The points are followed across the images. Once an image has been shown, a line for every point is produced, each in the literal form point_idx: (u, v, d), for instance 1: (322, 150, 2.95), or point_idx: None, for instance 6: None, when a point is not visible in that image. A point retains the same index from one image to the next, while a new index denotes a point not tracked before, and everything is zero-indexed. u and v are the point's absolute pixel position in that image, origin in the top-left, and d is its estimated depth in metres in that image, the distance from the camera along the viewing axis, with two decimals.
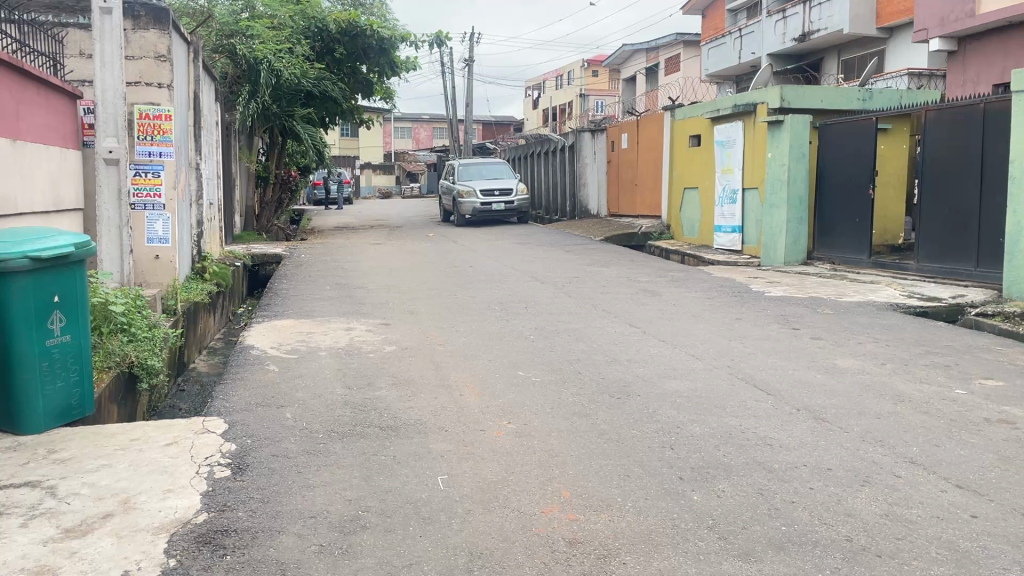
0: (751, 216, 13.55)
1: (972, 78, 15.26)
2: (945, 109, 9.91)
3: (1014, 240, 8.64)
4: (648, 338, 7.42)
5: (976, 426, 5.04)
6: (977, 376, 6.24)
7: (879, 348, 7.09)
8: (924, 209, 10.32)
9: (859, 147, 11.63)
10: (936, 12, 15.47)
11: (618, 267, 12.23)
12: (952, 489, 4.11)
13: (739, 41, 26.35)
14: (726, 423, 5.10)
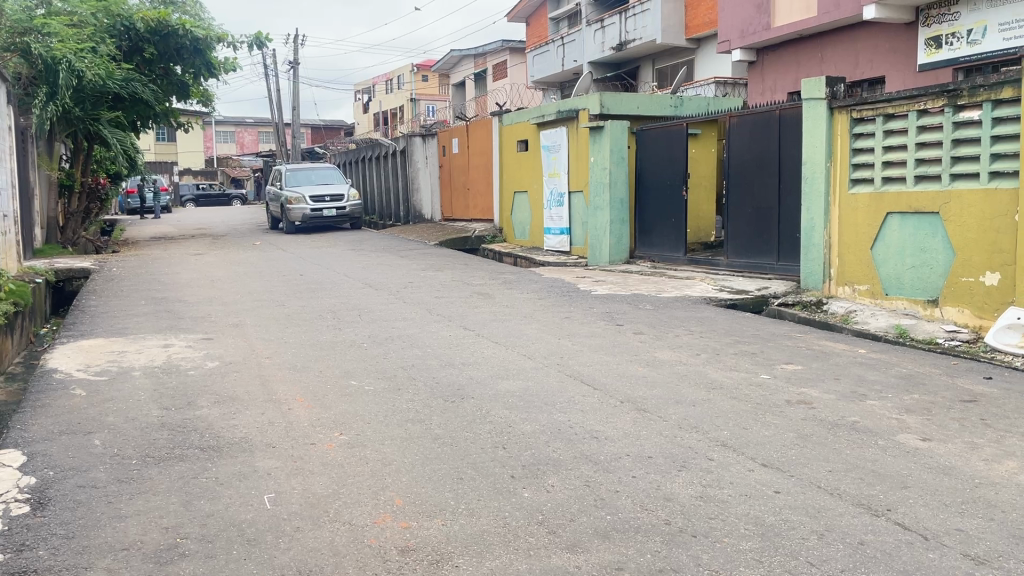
0: (577, 218, 14.06)
1: (770, 87, 16.54)
2: (746, 116, 10.72)
3: (809, 234, 9.42)
4: (481, 340, 7.51)
5: (779, 408, 5.48)
6: (780, 361, 6.78)
7: (693, 340, 7.56)
8: (732, 208, 11.10)
9: (671, 151, 12.32)
10: (736, 25, 16.66)
11: (451, 271, 12.30)
12: (758, 467, 4.44)
13: (561, 49, 27.23)
14: (555, 419, 5.25)
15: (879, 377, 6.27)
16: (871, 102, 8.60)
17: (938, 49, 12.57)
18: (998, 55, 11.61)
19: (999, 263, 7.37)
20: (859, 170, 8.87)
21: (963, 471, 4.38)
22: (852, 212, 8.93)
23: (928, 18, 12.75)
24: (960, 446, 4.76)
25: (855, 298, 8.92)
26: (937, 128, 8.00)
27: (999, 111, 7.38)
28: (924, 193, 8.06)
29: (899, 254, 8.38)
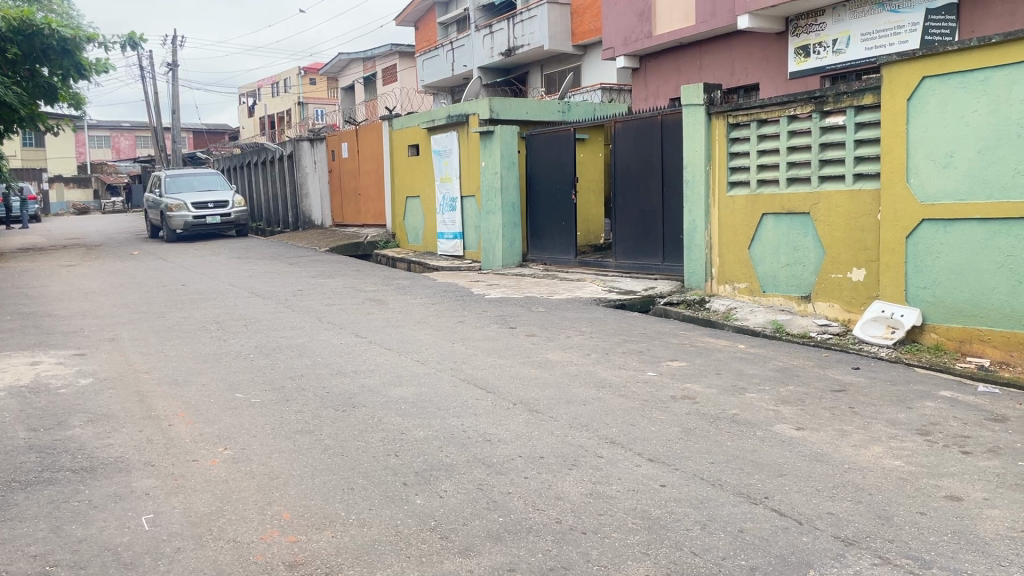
0: (470, 222, 14.11)
1: (653, 94, 17.05)
2: (631, 121, 11.03)
3: (691, 235, 9.76)
4: (373, 347, 7.42)
5: (665, 404, 5.66)
6: (665, 358, 7.00)
7: (584, 340, 7.72)
8: (619, 211, 11.39)
9: (560, 155, 12.52)
10: (620, 32, 17.11)
11: (342, 278, 12.11)
12: (645, 462, 4.57)
13: (451, 54, 27.24)
14: (448, 424, 5.25)
15: (758, 371, 6.57)
16: (746, 108, 9.00)
17: (806, 57, 13.27)
18: (861, 64, 12.36)
19: (864, 259, 7.84)
20: (736, 172, 9.27)
21: (833, 457, 4.65)
22: (730, 213, 9.31)
23: (798, 28, 13.44)
24: (831, 433, 5.04)
25: (735, 296, 9.31)
26: (807, 132, 8.45)
27: (861, 117, 7.85)
28: (796, 194, 8.49)
29: (774, 253, 8.80)
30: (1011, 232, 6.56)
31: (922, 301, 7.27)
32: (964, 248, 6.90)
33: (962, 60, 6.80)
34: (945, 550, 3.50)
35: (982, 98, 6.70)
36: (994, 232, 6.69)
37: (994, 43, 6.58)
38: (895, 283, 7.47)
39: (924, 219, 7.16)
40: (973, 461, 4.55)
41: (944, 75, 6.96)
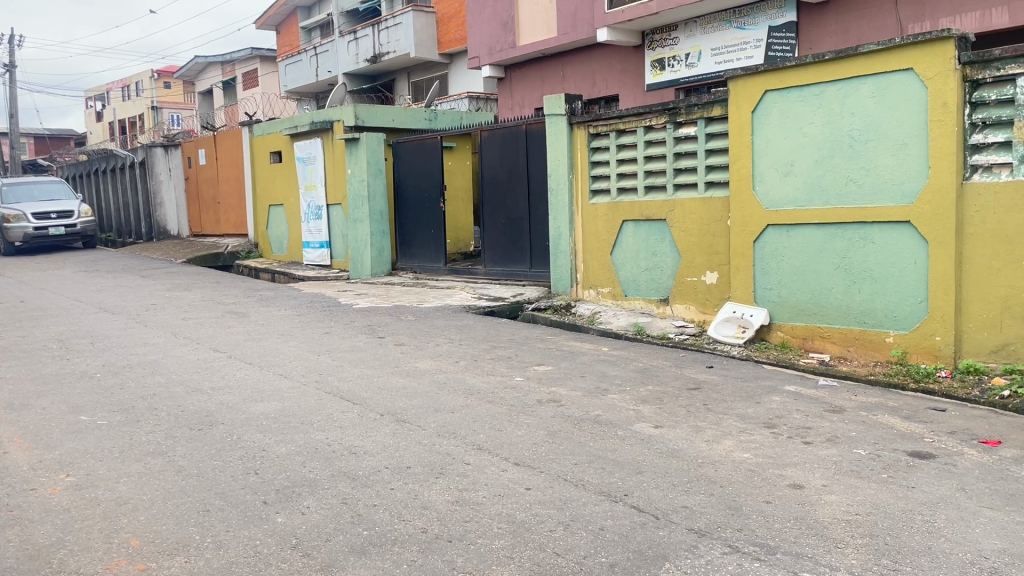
0: (337, 231, 13.88)
1: (519, 103, 17.31)
2: (496, 129, 11.16)
3: (556, 242, 9.98)
4: (233, 362, 7.15)
5: (531, 408, 5.75)
6: (532, 363, 7.11)
7: (453, 348, 7.73)
8: (486, 218, 11.50)
9: (427, 163, 12.50)
10: (484, 42, 17.28)
11: (201, 290, 11.61)
12: (511, 467, 4.63)
13: (315, 60, 26.72)
14: (312, 438, 5.12)
15: (619, 372, 6.79)
16: (605, 118, 9.29)
17: (662, 70, 13.84)
18: (711, 77, 13.02)
19: (716, 263, 8.25)
20: (598, 180, 9.56)
21: (688, 453, 4.86)
22: (592, 220, 9.58)
23: (653, 41, 13.98)
24: (686, 430, 5.27)
25: (599, 300, 9.58)
26: (661, 142, 8.81)
27: (711, 127, 8.27)
28: (653, 201, 8.83)
29: (634, 258, 9.12)
30: (846, 235, 7.06)
31: (769, 301, 7.73)
32: (805, 250, 7.38)
33: (799, 75, 7.28)
34: (788, 536, 3.72)
35: (818, 110, 7.19)
36: (830, 236, 7.18)
37: (826, 60, 7.06)
38: (744, 285, 7.91)
39: (770, 224, 7.62)
40: (813, 450, 4.87)
41: (784, 89, 7.43)
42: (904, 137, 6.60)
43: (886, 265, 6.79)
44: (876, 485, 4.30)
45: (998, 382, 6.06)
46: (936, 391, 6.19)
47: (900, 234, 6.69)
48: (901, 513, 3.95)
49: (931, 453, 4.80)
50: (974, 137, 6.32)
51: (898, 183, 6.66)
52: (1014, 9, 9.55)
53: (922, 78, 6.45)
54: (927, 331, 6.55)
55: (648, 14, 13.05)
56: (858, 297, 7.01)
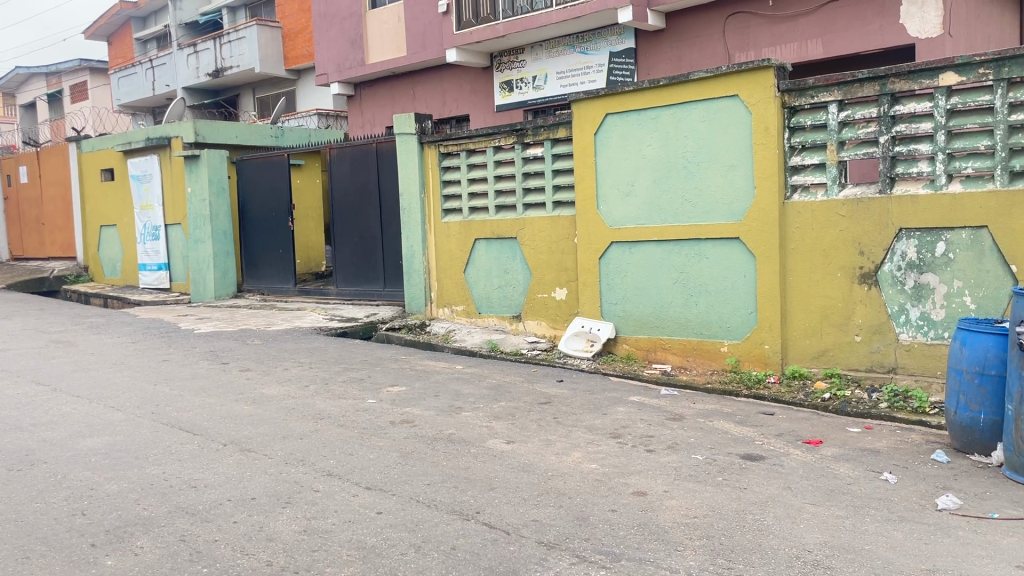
0: (177, 253, 13.21)
1: (369, 121, 17.12)
2: (345, 147, 11.01)
3: (409, 261, 9.96)
4: (58, 395, 6.63)
5: (383, 430, 5.68)
6: (385, 384, 7.02)
7: (302, 371, 7.51)
8: (337, 238, 11.30)
9: (273, 182, 12.14)
10: (333, 59, 17.03)
11: (23, 318, 10.72)
12: (362, 491, 4.55)
13: (152, 72, 25.43)
14: (148, 473, 4.83)
15: (472, 390, 6.81)
16: (455, 138, 9.37)
17: (510, 91, 14.14)
18: (557, 99, 13.44)
19: (565, 280, 8.47)
20: (449, 200, 9.62)
21: (538, 466, 4.95)
22: (445, 239, 9.62)
23: (501, 63, 14.25)
24: (537, 444, 5.37)
25: (453, 318, 9.61)
26: (510, 162, 8.96)
27: (557, 148, 8.50)
28: (503, 220, 8.97)
29: (486, 276, 9.23)
30: (684, 252, 7.44)
31: (615, 315, 8.02)
32: (647, 267, 7.72)
33: (637, 99, 7.63)
34: (632, 542, 3.86)
35: (655, 133, 7.55)
36: (669, 252, 7.54)
37: (661, 85, 7.44)
38: (591, 301, 8.16)
39: (614, 242, 7.92)
40: (656, 457, 5.08)
41: (624, 113, 7.76)
42: (732, 159, 7.05)
43: (720, 279, 7.21)
44: (712, 488, 4.54)
45: (820, 386, 6.56)
46: (766, 396, 6.63)
47: (731, 250, 7.12)
48: (735, 513, 4.19)
49: (761, 455, 5.12)
50: (793, 159, 6.82)
51: (729, 203, 7.10)
52: (827, 41, 10.44)
53: (746, 104, 6.91)
54: (757, 340, 7.00)
55: (495, 36, 13.28)
56: (696, 310, 7.40)
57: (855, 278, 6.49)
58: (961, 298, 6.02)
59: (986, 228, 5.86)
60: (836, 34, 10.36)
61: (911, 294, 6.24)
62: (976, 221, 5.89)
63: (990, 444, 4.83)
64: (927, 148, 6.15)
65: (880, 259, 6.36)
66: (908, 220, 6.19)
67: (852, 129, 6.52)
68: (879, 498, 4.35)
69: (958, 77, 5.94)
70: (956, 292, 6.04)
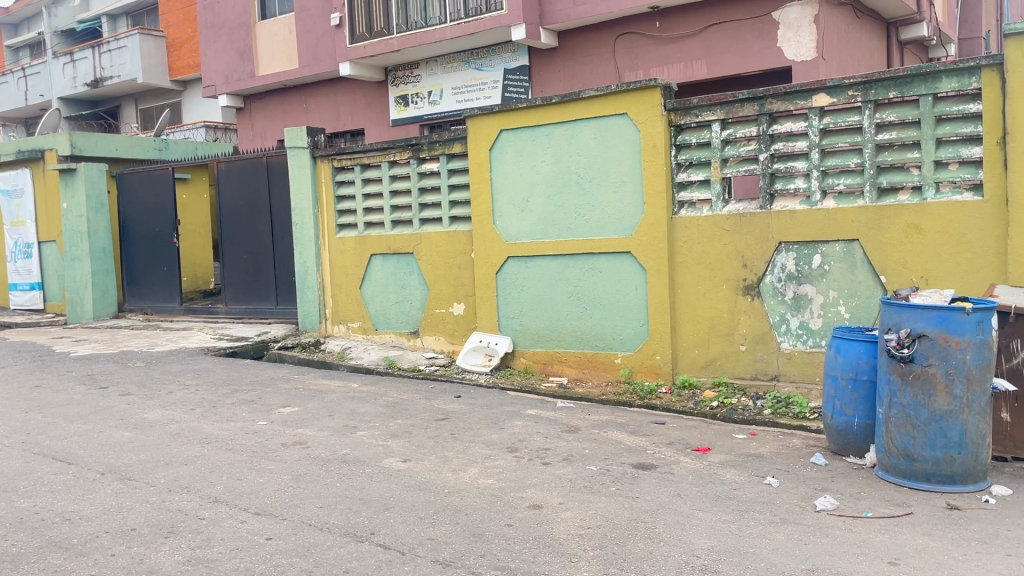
0: (53, 270, 12.48)
1: (259, 134, 16.68)
2: (234, 161, 10.69)
3: (302, 278, 9.75)
4: None
5: (274, 452, 5.51)
6: (276, 405, 6.82)
7: (188, 394, 7.21)
8: (226, 254, 10.95)
9: (157, 197, 11.66)
10: (221, 70, 16.52)
11: None
12: (250, 517, 4.39)
13: (23, 81, 24.05)
14: (16, 507, 4.52)
15: (368, 409, 6.70)
16: (349, 152, 9.25)
17: (406, 106, 14.09)
18: (452, 115, 13.47)
19: (462, 295, 8.47)
20: (344, 215, 9.48)
21: (434, 484, 4.91)
22: (340, 255, 9.46)
23: (396, 78, 14.18)
24: (433, 461, 5.33)
25: (349, 335, 9.45)
26: (405, 177, 8.91)
27: (452, 164, 8.50)
28: (398, 235, 8.90)
29: (383, 292, 9.12)
30: (577, 266, 7.57)
31: (512, 329, 8.07)
32: (542, 281, 7.81)
33: (530, 116, 7.73)
34: (527, 556, 3.88)
35: (548, 149, 7.67)
36: (564, 267, 7.65)
37: (553, 103, 7.56)
38: (489, 316, 8.19)
39: (509, 256, 7.98)
40: (551, 470, 5.13)
41: (517, 129, 7.85)
42: (622, 175, 7.23)
43: (613, 292, 7.36)
44: (606, 499, 4.61)
45: (709, 395, 6.78)
46: (658, 406, 6.80)
47: (623, 264, 7.29)
48: (628, 522, 4.27)
49: (653, 464, 5.24)
50: (679, 175, 7.05)
51: (620, 218, 7.27)
52: (711, 62, 10.87)
53: (635, 122, 7.11)
54: (649, 351, 7.18)
55: (389, 51, 13.22)
56: (590, 322, 7.53)
57: (739, 289, 6.75)
58: (837, 307, 6.35)
59: (857, 242, 6.21)
60: (719, 56, 10.80)
61: (791, 305, 6.54)
62: (847, 234, 6.23)
63: (864, 447, 5.09)
64: (803, 165, 6.47)
65: (761, 272, 6.64)
66: (787, 234, 6.49)
67: (734, 146, 6.80)
68: (763, 501, 4.52)
69: (829, 98, 6.29)
70: (831, 302, 6.36)
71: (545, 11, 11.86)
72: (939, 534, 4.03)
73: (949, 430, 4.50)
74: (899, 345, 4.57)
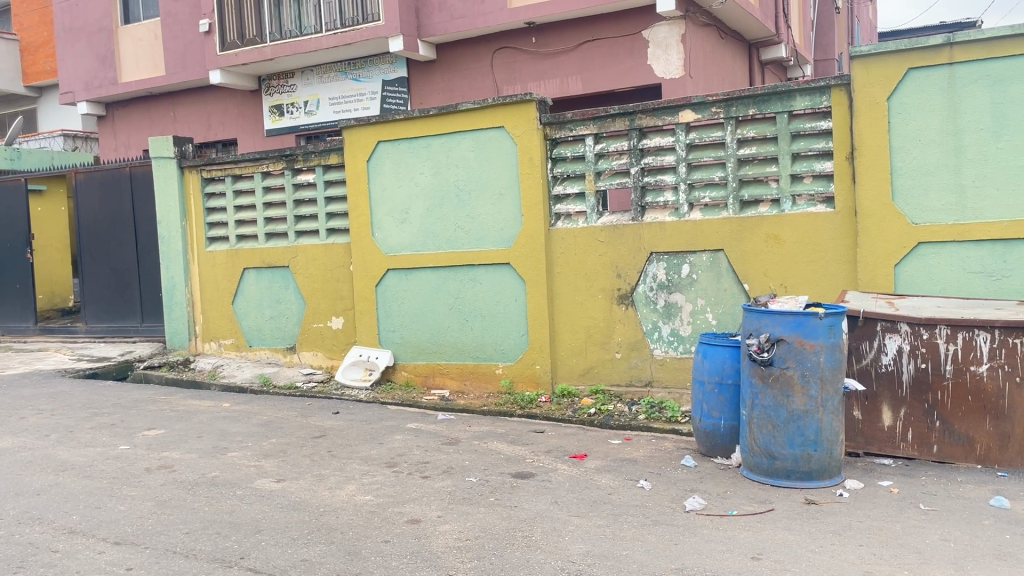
0: None
1: (123, 144, 15.86)
2: (94, 171, 10.13)
3: (170, 294, 9.33)
4: None
5: (137, 478, 5.24)
6: (140, 428, 6.48)
7: (42, 419, 6.75)
8: (86, 270, 10.36)
9: (8, 209, 10.90)
10: (80, 76, 15.63)
11: None
12: (109, 547, 4.15)
13: None
14: None
15: (240, 429, 6.46)
16: (219, 163, 8.94)
17: (281, 116, 13.76)
18: (329, 126, 13.26)
19: (340, 309, 8.31)
20: (214, 228, 9.15)
21: (309, 503, 4.78)
22: (210, 269, 9.11)
23: (270, 87, 13.82)
24: (308, 480, 5.19)
25: (221, 352, 9.11)
26: (280, 188, 8.69)
27: (328, 175, 8.35)
28: (273, 248, 8.66)
29: (257, 307, 8.84)
30: (457, 278, 7.58)
31: (392, 343, 7.97)
32: (422, 293, 7.77)
33: (407, 128, 7.70)
34: (403, 571, 3.83)
35: (426, 161, 7.65)
36: (444, 278, 7.64)
37: (431, 115, 7.56)
38: (368, 329, 8.07)
39: (389, 268, 7.90)
40: (430, 483, 5.09)
41: (394, 141, 7.79)
42: (500, 188, 7.30)
43: (492, 303, 7.41)
44: (484, 510, 4.62)
45: (586, 403, 6.92)
46: (538, 414, 6.87)
47: (502, 275, 7.35)
48: (505, 532, 4.29)
49: (530, 473, 5.30)
50: (556, 188, 7.19)
51: (498, 229, 7.34)
52: (586, 78, 11.15)
53: (511, 136, 7.20)
54: (529, 361, 7.25)
55: (263, 60, 12.87)
56: (471, 334, 7.54)
57: (614, 299, 6.94)
58: (704, 315, 6.62)
59: (722, 252, 6.51)
60: (593, 72, 11.10)
61: (662, 313, 6.77)
62: (713, 245, 6.51)
63: (730, 447, 5.31)
64: (671, 179, 6.72)
65: (635, 281, 6.84)
66: (658, 245, 6.72)
67: (607, 160, 6.99)
68: (636, 505, 4.64)
69: (694, 114, 6.57)
70: (700, 309, 6.63)
71: (422, 23, 11.85)
72: (798, 528, 4.25)
73: (806, 429, 4.76)
74: (760, 349, 4.80)
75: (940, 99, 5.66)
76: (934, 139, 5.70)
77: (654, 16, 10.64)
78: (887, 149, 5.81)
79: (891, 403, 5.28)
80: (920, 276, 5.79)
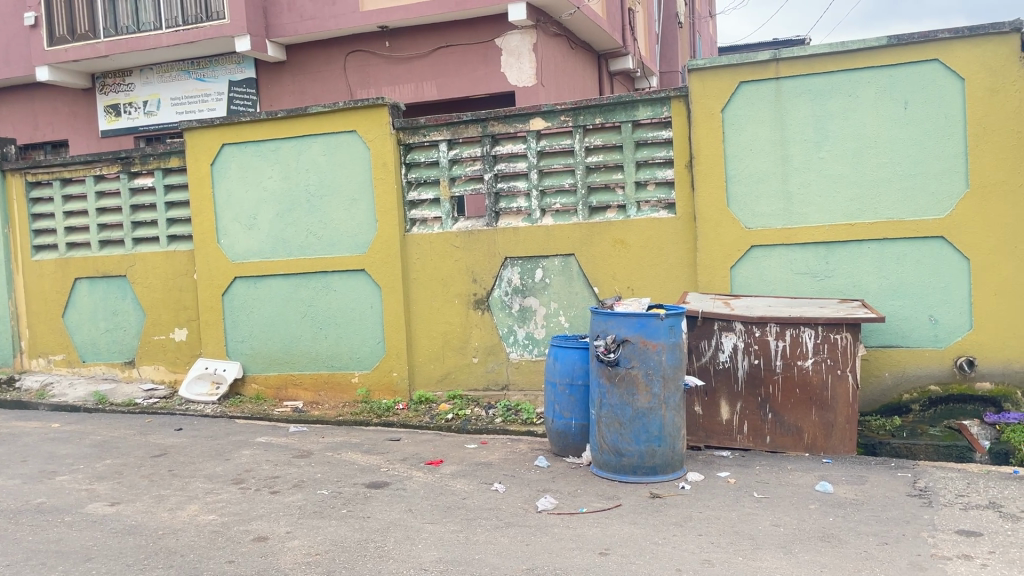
0: None
1: None
2: None
3: None
4: None
5: None
6: None
7: None
8: None
9: None
10: None
11: None
12: None
13: None
14: None
15: (70, 450, 6.02)
16: (46, 165, 8.32)
17: (117, 116, 12.98)
18: (171, 127, 12.66)
19: (184, 319, 7.92)
20: (41, 235, 8.50)
21: (147, 526, 4.52)
22: (37, 280, 8.45)
23: (105, 85, 13.02)
24: (146, 502, 4.91)
25: (50, 369, 8.46)
26: (115, 193, 8.19)
27: (169, 178, 7.95)
28: (108, 256, 8.14)
29: (90, 318, 8.28)
30: (310, 285, 7.39)
31: (241, 354, 7.67)
32: (273, 301, 7.52)
33: (255, 130, 7.44)
34: None
35: (275, 165, 7.42)
36: (296, 286, 7.43)
37: (280, 117, 7.33)
38: (214, 340, 7.73)
39: (237, 276, 7.60)
40: (279, 499, 4.93)
41: (241, 144, 7.51)
42: (353, 193, 7.19)
43: (347, 311, 7.27)
44: (335, 522, 4.52)
45: (444, 408, 6.89)
46: (394, 422, 6.80)
47: (357, 282, 7.23)
48: (356, 544, 4.21)
49: (385, 481, 5.23)
50: (410, 193, 7.15)
51: (352, 235, 7.22)
52: (440, 84, 11.17)
53: (364, 140, 7.10)
54: (385, 368, 7.17)
55: (96, 56, 12.08)
56: (325, 342, 7.37)
57: (470, 304, 6.98)
58: (557, 318, 6.77)
59: (573, 256, 6.67)
60: (448, 78, 11.13)
61: (517, 317, 6.87)
62: (564, 250, 6.68)
63: (580, 446, 5.46)
64: (523, 185, 6.84)
65: (490, 285, 6.91)
66: (512, 250, 6.81)
67: (460, 166, 7.02)
68: (489, 508, 4.68)
69: (544, 122, 6.70)
70: (553, 313, 6.77)
71: (271, 23, 11.51)
72: (642, 522, 4.41)
73: (650, 426, 4.95)
74: (607, 350, 4.96)
75: (769, 111, 6.05)
76: (765, 149, 6.08)
77: (506, 25, 10.80)
78: (723, 158, 6.15)
79: (728, 398, 5.58)
80: (754, 277, 6.16)
